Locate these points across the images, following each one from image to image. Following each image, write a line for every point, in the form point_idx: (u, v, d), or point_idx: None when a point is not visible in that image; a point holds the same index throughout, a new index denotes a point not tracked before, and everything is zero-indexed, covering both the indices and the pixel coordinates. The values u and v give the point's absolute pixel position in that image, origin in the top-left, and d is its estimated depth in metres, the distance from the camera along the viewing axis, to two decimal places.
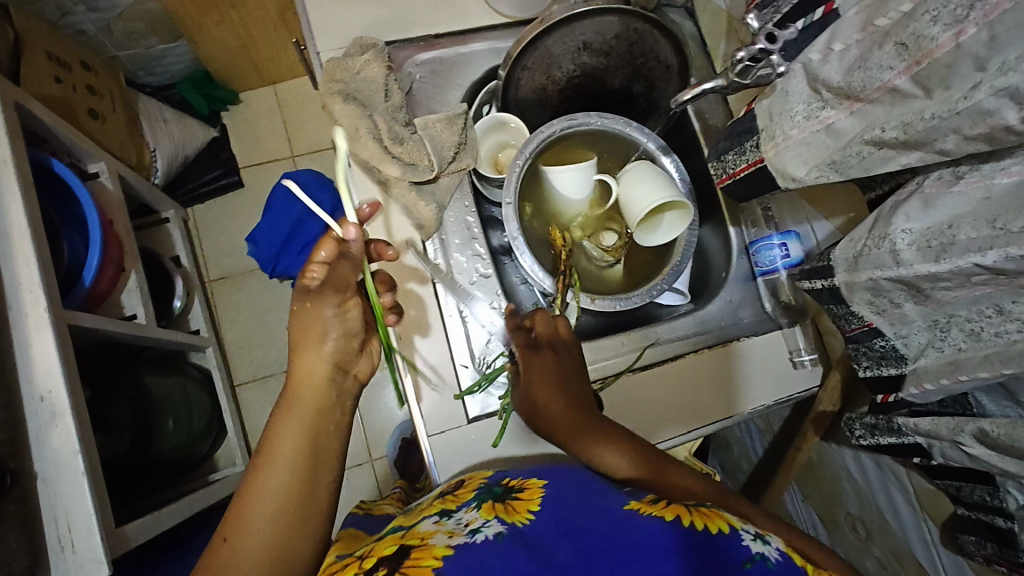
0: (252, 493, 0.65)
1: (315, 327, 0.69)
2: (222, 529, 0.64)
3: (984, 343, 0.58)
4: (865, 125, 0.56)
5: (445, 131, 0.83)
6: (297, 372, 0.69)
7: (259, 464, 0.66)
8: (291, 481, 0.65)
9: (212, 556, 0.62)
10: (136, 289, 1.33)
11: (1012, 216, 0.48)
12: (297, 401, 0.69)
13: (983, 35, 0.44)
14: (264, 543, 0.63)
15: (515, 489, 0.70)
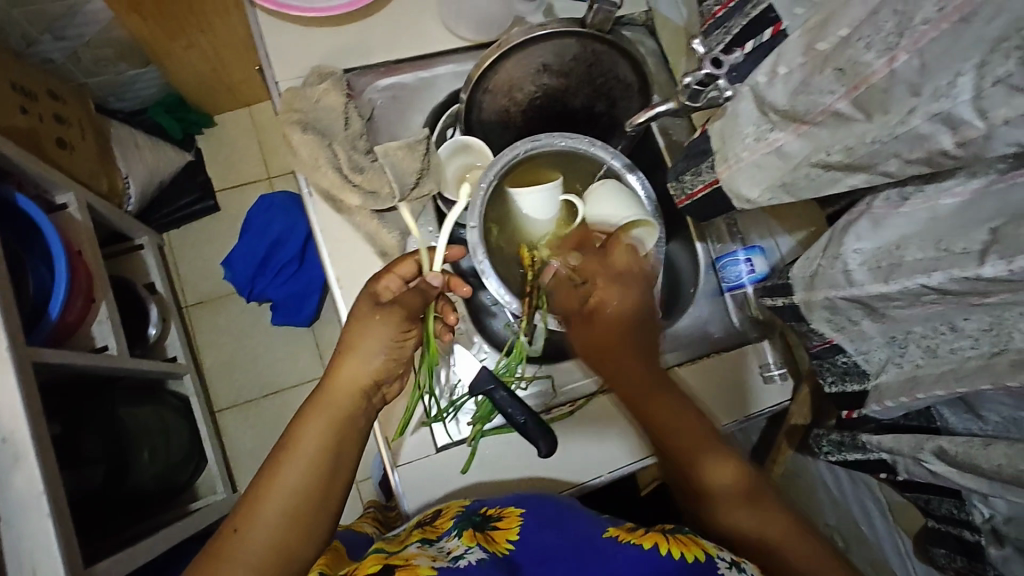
0: (272, 483, 0.68)
1: (364, 342, 0.74)
2: (232, 519, 0.67)
3: (940, 359, 0.58)
4: (813, 146, 0.56)
5: (406, 158, 0.79)
6: (337, 378, 0.74)
7: (281, 458, 0.70)
8: (310, 478, 0.69)
9: (220, 545, 0.65)
10: (107, 319, 1.31)
11: (955, 238, 0.49)
12: (330, 404, 0.73)
13: (915, 63, 0.45)
14: (276, 533, 0.66)
15: (493, 518, 0.70)
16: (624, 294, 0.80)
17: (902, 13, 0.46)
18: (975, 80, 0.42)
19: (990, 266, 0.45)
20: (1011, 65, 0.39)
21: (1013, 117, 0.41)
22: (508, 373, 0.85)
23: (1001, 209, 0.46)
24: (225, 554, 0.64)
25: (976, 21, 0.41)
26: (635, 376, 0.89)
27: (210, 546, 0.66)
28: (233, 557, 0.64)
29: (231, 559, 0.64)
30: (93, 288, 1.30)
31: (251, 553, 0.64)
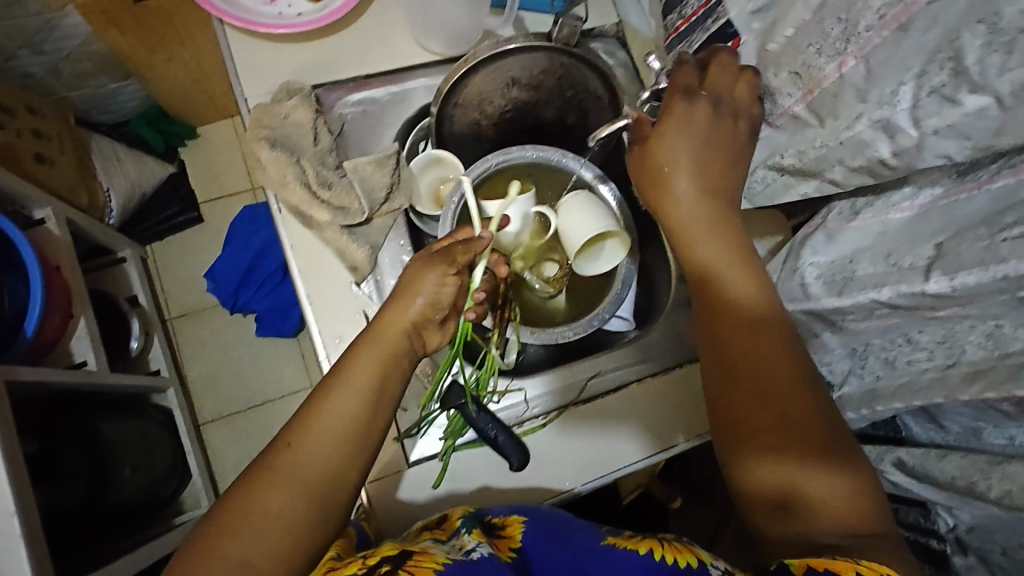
0: (320, 411, 0.65)
1: (414, 283, 0.72)
2: (283, 436, 0.64)
3: (897, 371, 0.59)
4: (771, 149, 0.65)
5: (376, 173, 0.82)
6: (385, 318, 0.71)
7: (330, 390, 0.66)
8: (356, 411, 0.65)
9: (274, 458, 0.62)
10: (86, 334, 1.30)
11: (902, 253, 0.52)
12: (379, 341, 0.70)
13: (861, 68, 0.51)
14: (319, 463, 0.63)
15: (496, 530, 0.68)
16: (696, 131, 0.63)
17: (846, 20, 0.51)
18: (914, 89, 0.48)
19: (935, 281, 0.48)
20: (943, 76, 0.46)
21: (941, 127, 0.47)
22: (480, 388, 0.83)
23: (945, 226, 0.49)
24: (275, 470, 0.61)
25: (913, 30, 0.46)
26: (607, 387, 0.88)
27: (258, 461, 0.63)
28: (283, 474, 0.61)
29: (281, 476, 0.61)
30: (72, 303, 1.30)
31: (301, 473, 0.61)
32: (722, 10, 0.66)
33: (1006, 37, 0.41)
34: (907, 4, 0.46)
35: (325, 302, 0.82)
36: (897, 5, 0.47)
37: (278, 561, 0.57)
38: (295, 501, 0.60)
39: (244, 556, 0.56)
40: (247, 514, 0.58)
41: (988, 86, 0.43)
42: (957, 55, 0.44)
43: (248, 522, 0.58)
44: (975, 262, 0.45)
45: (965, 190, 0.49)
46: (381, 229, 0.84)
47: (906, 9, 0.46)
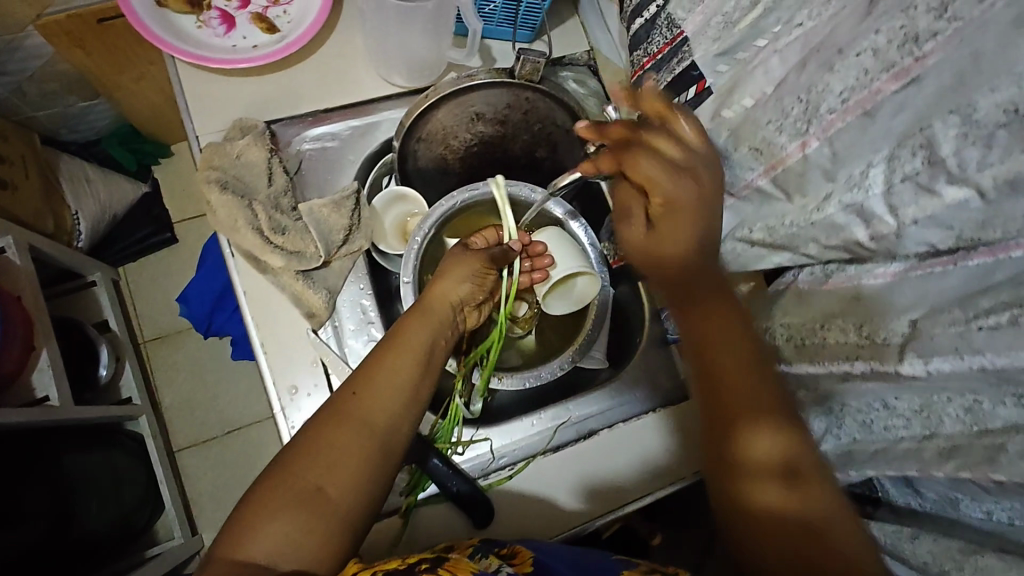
0: (378, 369, 0.69)
1: (459, 268, 0.79)
2: (348, 385, 0.67)
3: (874, 435, 0.54)
4: (740, 222, 0.61)
5: (333, 215, 0.80)
6: (434, 292, 0.77)
7: (388, 350, 0.70)
8: (411, 368, 0.70)
9: (342, 405, 0.66)
10: (48, 366, 1.25)
11: (875, 326, 0.50)
12: (429, 314, 0.75)
13: (826, 150, 0.48)
14: (383, 413, 0.67)
15: (504, 553, 0.64)
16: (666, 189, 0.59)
17: (807, 100, 0.49)
18: (887, 171, 0.45)
19: (909, 363, 0.47)
20: (917, 162, 0.42)
21: (920, 217, 0.43)
22: (443, 440, 0.80)
23: (918, 299, 0.47)
24: (344, 415, 0.65)
25: (879, 115, 0.44)
26: (576, 435, 0.84)
27: (326, 408, 0.66)
28: (357, 418, 0.65)
29: (355, 420, 0.65)
30: (35, 334, 1.25)
31: (372, 417, 0.66)
32: (687, 51, 0.63)
33: (984, 131, 0.38)
34: (872, 89, 0.44)
35: (281, 351, 0.78)
36: (860, 90, 0.45)
37: (349, 495, 0.62)
38: (360, 445, 0.64)
39: (319, 486, 0.61)
40: (320, 451, 0.62)
41: (967, 178, 0.40)
42: (929, 142, 0.41)
43: (320, 459, 0.62)
44: (948, 348, 0.44)
45: (938, 264, 0.45)
46: (340, 272, 0.81)
47: (871, 95, 0.44)
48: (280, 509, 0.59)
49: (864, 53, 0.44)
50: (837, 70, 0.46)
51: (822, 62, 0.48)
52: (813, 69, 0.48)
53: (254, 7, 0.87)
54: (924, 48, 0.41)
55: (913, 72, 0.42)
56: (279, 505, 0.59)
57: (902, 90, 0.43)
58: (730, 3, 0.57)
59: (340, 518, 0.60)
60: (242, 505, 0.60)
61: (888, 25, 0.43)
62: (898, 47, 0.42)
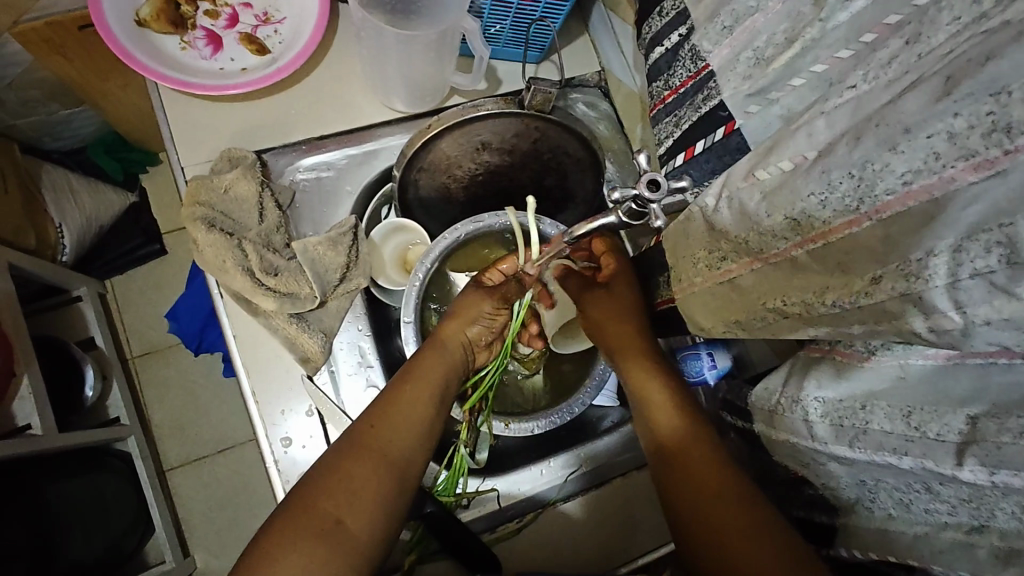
0: (398, 400, 0.65)
1: (470, 309, 0.76)
2: (365, 418, 0.63)
3: (914, 515, 0.49)
4: (767, 287, 0.47)
5: (329, 253, 0.75)
6: (448, 329, 0.74)
7: (406, 382, 0.67)
8: (426, 399, 0.67)
9: (361, 438, 0.61)
10: (31, 395, 1.06)
11: (925, 417, 0.42)
12: (442, 347, 0.72)
13: (878, 232, 0.36)
14: (404, 444, 0.63)
15: None
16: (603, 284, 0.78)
17: (858, 177, 0.36)
18: (949, 264, 0.32)
19: (970, 469, 0.39)
20: (991, 260, 0.30)
21: (994, 320, 0.32)
22: (447, 492, 0.76)
23: (975, 394, 0.39)
24: (366, 449, 0.61)
25: (949, 206, 0.32)
26: (588, 482, 0.80)
27: (342, 442, 0.61)
28: (380, 452, 0.61)
29: (378, 453, 0.61)
30: (14, 360, 1.04)
31: (394, 449, 0.62)
32: (713, 88, 0.57)
33: None
34: (944, 177, 0.32)
35: (272, 399, 0.73)
36: (928, 175, 0.32)
37: (369, 528, 0.57)
38: (380, 479, 0.59)
39: (339, 518, 0.55)
40: (340, 485, 0.57)
41: None
42: (1009, 243, 0.29)
43: (339, 493, 0.57)
44: (1021, 463, 0.36)
45: (1000, 355, 0.37)
46: (337, 313, 0.76)
47: (941, 183, 0.32)
48: (298, 545, 0.53)
49: (937, 135, 0.32)
50: (901, 150, 0.33)
51: (882, 137, 0.34)
52: (869, 144, 0.35)
53: (243, 26, 0.82)
54: (1018, 140, 0.29)
55: (999, 166, 0.29)
56: (297, 541, 0.53)
57: (982, 184, 0.30)
58: (761, 38, 0.52)
59: (362, 553, 0.55)
60: (255, 542, 0.55)
61: (971, 108, 0.30)
62: (983, 134, 0.30)
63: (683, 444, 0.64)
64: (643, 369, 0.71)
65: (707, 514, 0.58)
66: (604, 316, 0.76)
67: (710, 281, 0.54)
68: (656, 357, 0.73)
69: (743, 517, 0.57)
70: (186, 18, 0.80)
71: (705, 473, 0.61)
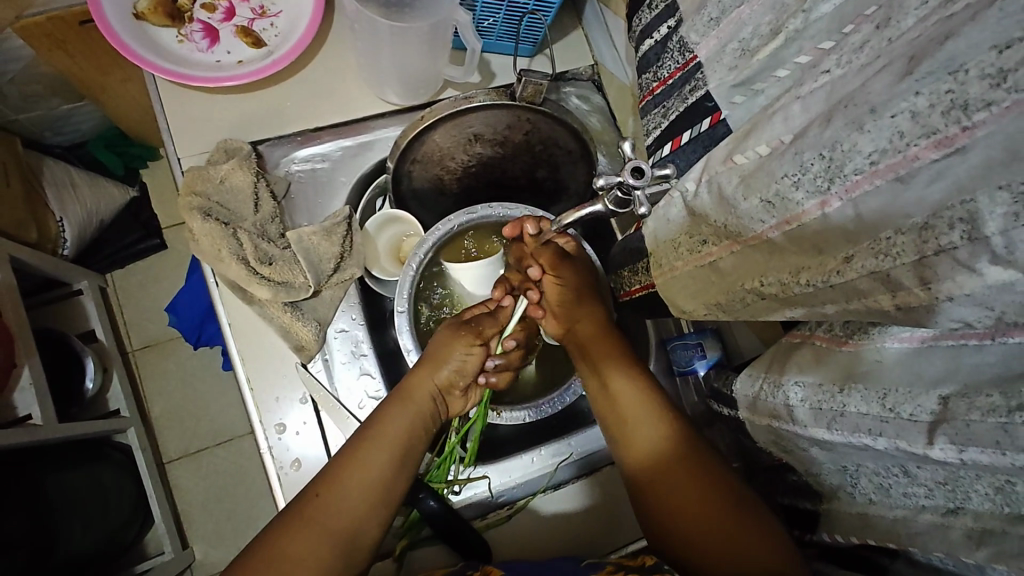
0: (355, 463, 0.62)
1: (443, 351, 0.72)
2: (314, 483, 0.61)
3: (893, 499, 0.50)
4: (746, 269, 0.48)
5: (324, 243, 0.76)
6: (416, 379, 0.70)
7: (363, 446, 0.64)
8: (386, 466, 0.63)
9: (305, 506, 0.59)
10: (31, 385, 1.07)
11: (899, 399, 0.43)
12: (410, 403, 0.68)
13: (847, 212, 0.37)
14: (344, 514, 0.60)
15: None
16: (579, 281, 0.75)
17: (829, 157, 0.37)
18: (917, 242, 0.34)
19: (940, 448, 0.39)
20: (954, 236, 0.32)
21: (957, 295, 0.33)
22: (438, 479, 0.77)
23: (948, 375, 0.40)
24: (308, 520, 0.59)
25: (913, 182, 0.33)
26: (578, 471, 0.81)
27: (291, 509, 0.60)
28: (320, 523, 0.58)
29: (319, 525, 0.58)
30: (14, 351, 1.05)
31: (336, 519, 0.59)
32: (700, 79, 0.58)
33: None
34: (908, 155, 0.32)
35: (267, 386, 0.74)
36: (893, 154, 0.33)
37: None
38: (322, 554, 0.57)
39: None
40: (278, 563, 0.56)
41: (1013, 262, 0.30)
42: (970, 220, 0.30)
43: (281, 566, 0.56)
44: (988, 441, 0.36)
45: (974, 336, 0.38)
46: (331, 303, 0.77)
47: (906, 161, 0.33)
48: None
49: (901, 114, 0.33)
50: (867, 130, 0.34)
51: (849, 118, 0.35)
52: (838, 124, 0.36)
53: (239, 20, 0.83)
54: (974, 117, 0.29)
55: (958, 143, 0.30)
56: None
57: (944, 161, 0.31)
58: (747, 30, 0.52)
59: None
60: None
61: (931, 87, 0.31)
62: (942, 112, 0.31)
63: (657, 467, 0.62)
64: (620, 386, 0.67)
65: (690, 530, 0.58)
66: (560, 301, 0.74)
67: (692, 267, 0.55)
68: (629, 358, 0.70)
69: (731, 534, 0.56)
70: (183, 12, 0.82)
71: (688, 495, 0.59)
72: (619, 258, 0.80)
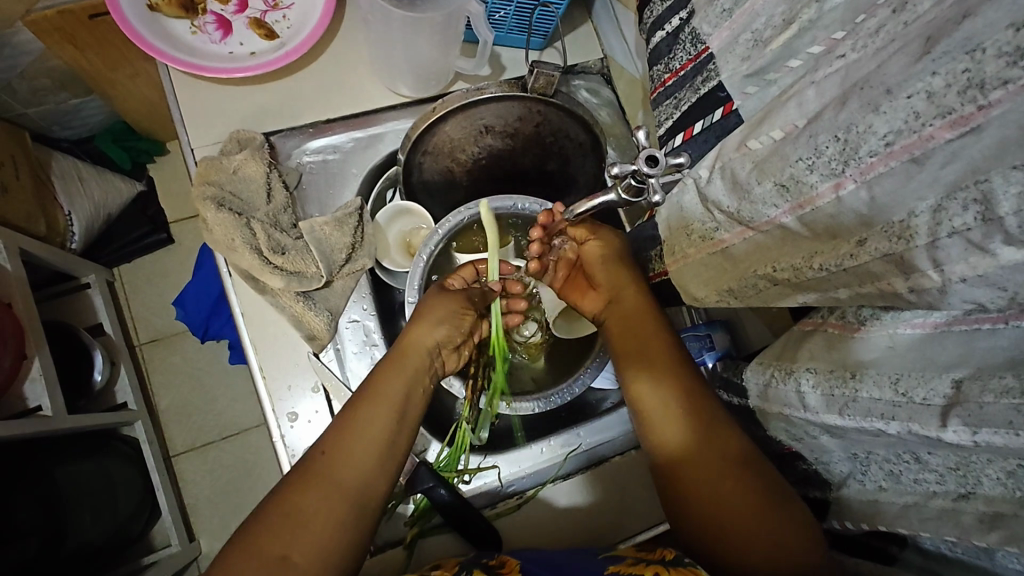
0: (354, 423, 0.59)
1: (435, 310, 0.70)
2: (318, 444, 0.59)
3: (903, 486, 0.51)
4: (760, 255, 0.49)
5: (335, 234, 0.76)
6: (410, 338, 0.67)
7: (359, 405, 0.61)
8: (387, 422, 0.60)
9: (310, 467, 0.57)
10: (41, 377, 1.06)
11: (912, 383, 0.43)
12: (404, 360, 0.66)
13: (862, 195, 0.37)
14: (352, 471, 0.57)
15: (491, 565, 0.60)
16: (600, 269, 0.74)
17: (844, 139, 0.37)
18: (931, 224, 0.34)
19: (953, 430, 0.40)
20: (968, 218, 0.32)
21: (969, 276, 0.34)
22: (448, 468, 0.77)
23: (961, 358, 0.40)
24: (315, 478, 0.56)
25: (928, 164, 0.33)
26: (586, 462, 0.81)
27: (295, 472, 0.57)
28: (328, 479, 0.56)
29: (326, 481, 0.56)
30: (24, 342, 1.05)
31: (344, 476, 0.56)
32: (713, 69, 0.58)
33: None
34: (923, 135, 0.33)
35: (280, 375, 0.75)
36: (908, 134, 0.34)
37: (319, 566, 0.52)
38: (331, 512, 0.54)
39: (284, 555, 0.51)
40: (285, 520, 0.53)
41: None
42: (984, 199, 0.31)
43: (286, 528, 0.52)
44: (1000, 421, 0.37)
45: (987, 320, 0.39)
46: (343, 292, 0.78)
47: (921, 142, 0.33)
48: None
49: (916, 95, 0.33)
50: (882, 111, 0.35)
51: (865, 100, 0.36)
52: (853, 107, 0.36)
53: (251, 11, 0.83)
54: (991, 95, 0.30)
55: (974, 122, 0.30)
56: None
57: (959, 141, 0.31)
58: (759, 20, 0.52)
59: None
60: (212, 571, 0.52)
61: (948, 67, 0.31)
62: (958, 91, 0.31)
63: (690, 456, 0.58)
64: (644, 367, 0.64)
65: (711, 505, 0.56)
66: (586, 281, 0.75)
67: (705, 255, 0.55)
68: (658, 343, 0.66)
69: (759, 515, 0.54)
70: (195, 3, 0.82)
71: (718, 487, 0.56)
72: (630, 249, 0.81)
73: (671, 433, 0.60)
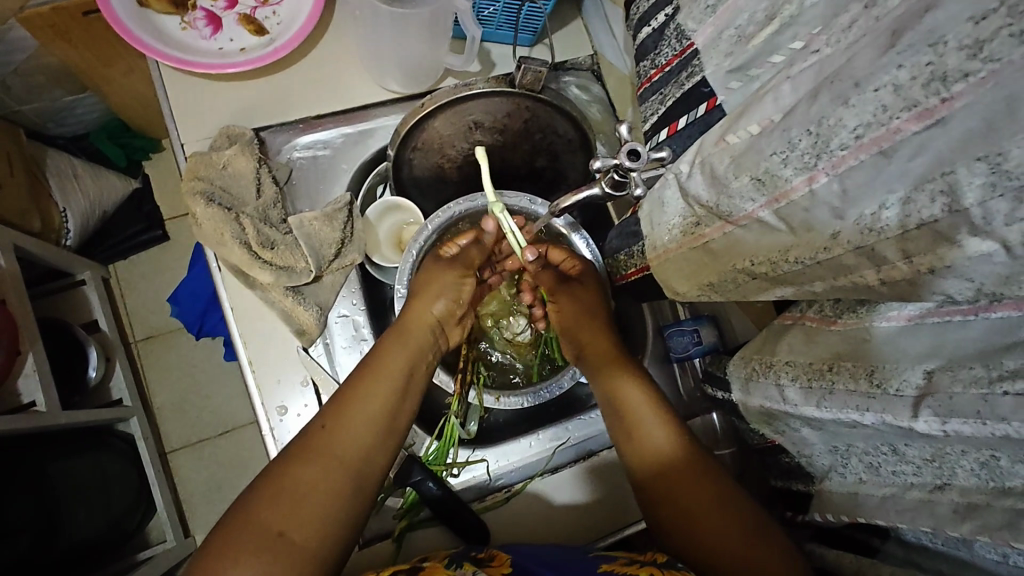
0: (355, 397, 0.61)
1: (435, 283, 0.75)
2: (320, 418, 0.60)
3: (882, 477, 0.51)
4: (737, 250, 0.50)
5: (325, 229, 0.77)
6: (413, 315, 0.72)
7: (362, 379, 0.64)
8: (389, 395, 0.63)
9: (312, 438, 0.58)
10: (36, 372, 1.06)
11: (886, 374, 0.44)
12: (408, 336, 0.70)
13: (834, 187, 0.38)
14: (356, 440, 0.58)
15: (483, 559, 0.60)
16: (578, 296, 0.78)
17: (816, 133, 0.38)
18: (900, 216, 0.35)
19: (924, 420, 0.40)
20: (936, 209, 0.33)
21: (940, 267, 0.34)
22: (437, 462, 0.78)
23: (933, 350, 0.41)
24: (318, 449, 0.57)
25: (895, 157, 0.34)
26: (576, 456, 0.82)
27: (293, 446, 0.58)
28: (330, 450, 0.57)
29: (329, 452, 0.57)
30: (18, 338, 1.05)
31: (349, 447, 0.58)
32: (697, 65, 0.58)
33: (1017, 182, 0.28)
34: (891, 128, 0.33)
35: (269, 368, 0.75)
36: (877, 127, 0.34)
37: (319, 538, 0.52)
38: (333, 484, 0.55)
39: (283, 530, 0.51)
40: (287, 492, 0.53)
41: (991, 232, 0.31)
42: (950, 191, 0.31)
43: (284, 499, 0.53)
44: (970, 411, 0.37)
45: (958, 312, 0.39)
46: (332, 287, 0.78)
47: (889, 134, 0.34)
48: (242, 557, 0.49)
49: (883, 88, 0.33)
50: (852, 104, 0.35)
51: (835, 93, 0.36)
52: (824, 100, 0.37)
53: (242, 7, 0.83)
54: (953, 87, 0.30)
55: (938, 114, 0.31)
56: (241, 554, 0.49)
57: (925, 133, 0.32)
58: (742, 16, 0.53)
59: (313, 563, 0.51)
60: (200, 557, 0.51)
61: (912, 60, 0.32)
62: (923, 84, 0.31)
63: (673, 461, 0.61)
64: (626, 384, 0.68)
65: (692, 501, 0.58)
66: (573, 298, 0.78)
67: (686, 250, 0.56)
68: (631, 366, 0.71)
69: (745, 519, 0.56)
70: None
71: (699, 488, 0.59)
72: (614, 245, 0.77)
73: (660, 444, 0.62)
